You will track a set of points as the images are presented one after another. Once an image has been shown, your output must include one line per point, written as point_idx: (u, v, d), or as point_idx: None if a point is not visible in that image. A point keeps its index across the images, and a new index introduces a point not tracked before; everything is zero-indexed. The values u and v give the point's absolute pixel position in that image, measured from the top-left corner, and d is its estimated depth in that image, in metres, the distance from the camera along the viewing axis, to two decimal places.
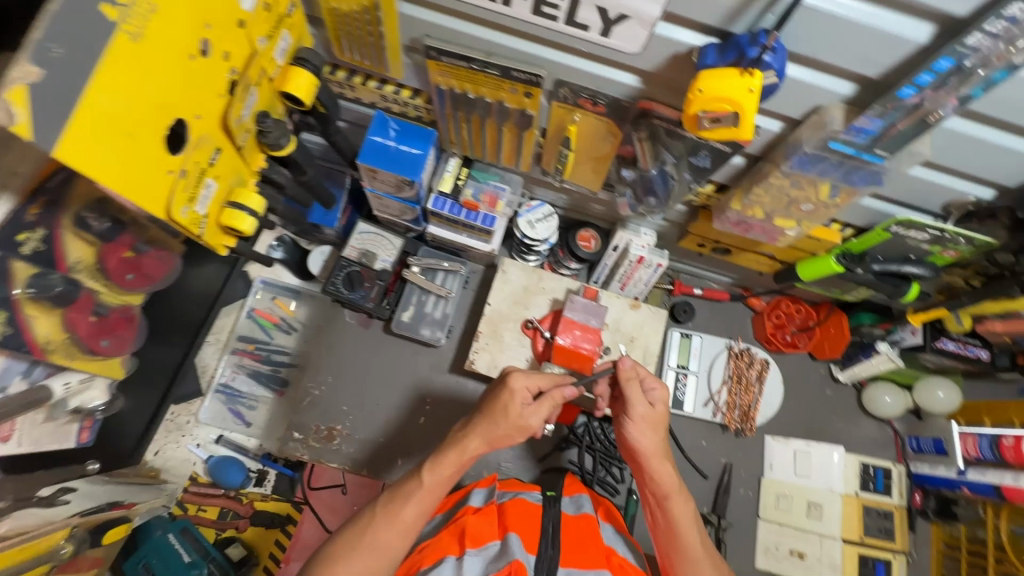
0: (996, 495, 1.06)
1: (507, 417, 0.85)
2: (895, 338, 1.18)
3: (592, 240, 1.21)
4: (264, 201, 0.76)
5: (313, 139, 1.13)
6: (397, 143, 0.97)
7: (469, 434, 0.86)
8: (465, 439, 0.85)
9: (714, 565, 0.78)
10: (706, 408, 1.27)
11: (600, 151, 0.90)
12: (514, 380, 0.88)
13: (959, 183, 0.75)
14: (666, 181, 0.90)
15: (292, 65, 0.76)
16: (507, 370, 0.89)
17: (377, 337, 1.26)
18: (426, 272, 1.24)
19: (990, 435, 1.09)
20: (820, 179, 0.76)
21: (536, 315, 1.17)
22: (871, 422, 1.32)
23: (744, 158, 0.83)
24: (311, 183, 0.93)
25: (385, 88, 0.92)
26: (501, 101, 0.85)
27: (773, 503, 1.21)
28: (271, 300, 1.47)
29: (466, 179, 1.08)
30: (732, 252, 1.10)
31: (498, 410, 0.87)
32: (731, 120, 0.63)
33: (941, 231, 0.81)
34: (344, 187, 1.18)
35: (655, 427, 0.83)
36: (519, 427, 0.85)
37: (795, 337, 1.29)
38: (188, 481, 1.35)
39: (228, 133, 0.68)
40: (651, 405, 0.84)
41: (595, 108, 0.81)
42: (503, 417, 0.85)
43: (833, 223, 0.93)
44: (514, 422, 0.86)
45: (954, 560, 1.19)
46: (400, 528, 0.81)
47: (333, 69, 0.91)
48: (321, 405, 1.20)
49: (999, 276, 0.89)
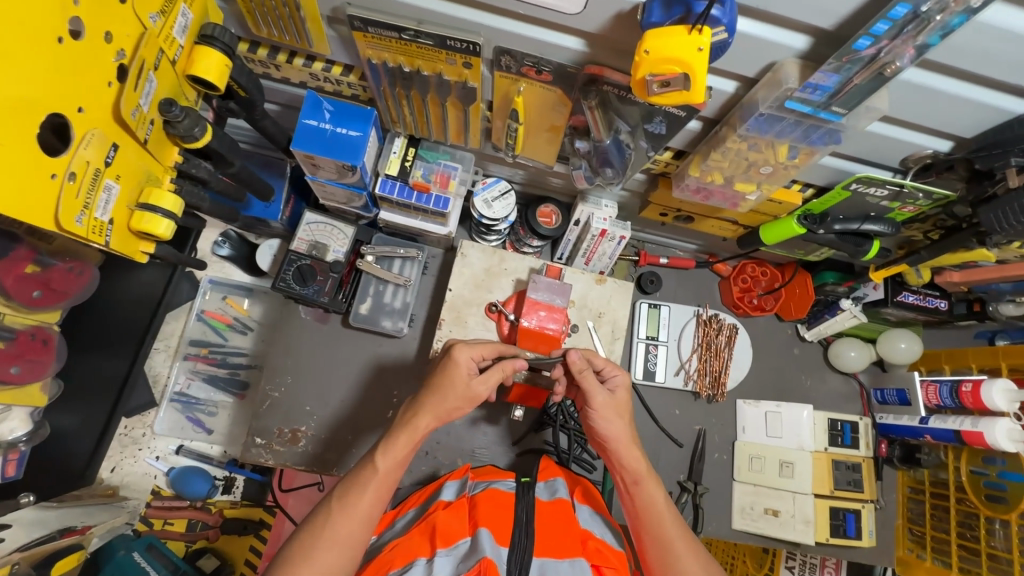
0: (957, 440, 1.09)
1: (455, 388, 0.86)
2: (858, 294, 1.19)
3: (553, 215, 1.16)
4: (181, 200, 0.70)
5: (242, 126, 1.04)
6: (333, 125, 0.89)
7: (417, 414, 0.86)
8: (413, 418, 0.86)
9: (687, 541, 0.83)
10: (677, 377, 1.27)
11: (551, 122, 0.85)
12: (458, 352, 0.87)
13: (917, 137, 0.73)
14: (621, 151, 0.86)
15: (199, 44, 0.68)
16: (453, 345, 0.89)
17: (336, 332, 1.20)
18: (382, 260, 1.18)
19: (949, 383, 1.13)
20: (778, 140, 0.73)
21: (499, 297, 1.12)
22: (838, 377, 1.34)
23: (700, 122, 0.79)
24: (242, 175, 0.85)
25: (313, 65, 0.84)
26: (439, 73, 0.79)
27: (747, 465, 1.22)
28: (221, 300, 1.40)
29: (414, 160, 1.01)
30: (695, 219, 1.07)
31: (444, 382, 0.87)
32: (682, 83, 0.58)
33: (900, 186, 0.78)
34: (285, 176, 1.09)
35: (620, 415, 0.88)
36: (466, 396, 0.86)
37: (762, 300, 1.28)
38: (151, 495, 1.30)
39: (126, 127, 0.62)
40: (613, 395, 0.89)
41: (540, 77, 0.75)
42: (451, 390, 0.86)
43: (794, 184, 0.91)
44: (463, 394, 0.86)
45: (919, 503, 1.24)
46: (359, 519, 0.80)
47: (252, 47, 0.83)
48: (282, 406, 1.15)
49: (957, 228, 0.89)
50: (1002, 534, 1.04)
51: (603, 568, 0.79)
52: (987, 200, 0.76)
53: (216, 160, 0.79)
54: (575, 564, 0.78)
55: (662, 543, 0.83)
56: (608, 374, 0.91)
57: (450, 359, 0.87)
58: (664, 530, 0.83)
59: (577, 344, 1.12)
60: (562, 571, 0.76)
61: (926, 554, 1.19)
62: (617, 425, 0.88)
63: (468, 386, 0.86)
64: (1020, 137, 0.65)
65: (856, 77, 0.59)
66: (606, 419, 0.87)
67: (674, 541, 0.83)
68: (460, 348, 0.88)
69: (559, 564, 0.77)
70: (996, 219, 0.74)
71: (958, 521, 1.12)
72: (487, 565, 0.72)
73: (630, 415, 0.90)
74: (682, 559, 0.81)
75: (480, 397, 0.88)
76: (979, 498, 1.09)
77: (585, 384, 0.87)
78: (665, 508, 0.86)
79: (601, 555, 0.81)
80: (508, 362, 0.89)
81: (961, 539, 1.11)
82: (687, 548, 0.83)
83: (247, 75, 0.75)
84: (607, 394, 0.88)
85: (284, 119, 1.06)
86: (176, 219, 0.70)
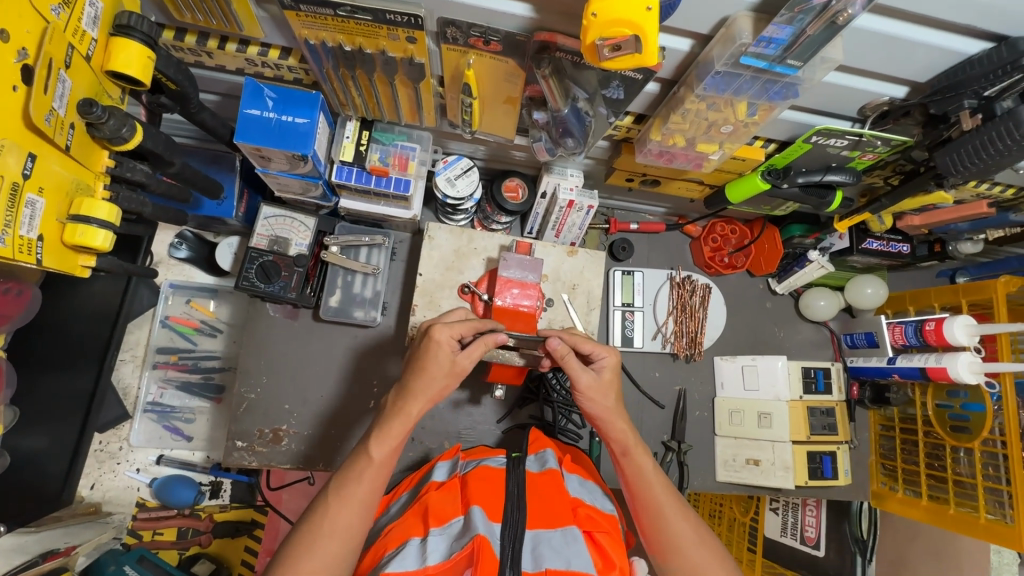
0: (922, 377, 1.13)
1: (441, 368, 0.84)
2: (824, 245, 1.21)
3: (520, 189, 1.14)
4: (117, 208, 0.66)
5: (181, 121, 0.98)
6: (277, 113, 0.85)
7: (410, 400, 0.84)
8: (406, 406, 0.84)
9: (681, 512, 0.85)
10: (655, 341, 1.28)
11: (507, 94, 0.81)
12: (438, 333, 0.84)
13: (873, 84, 0.72)
14: (581, 119, 0.83)
15: (115, 35, 0.63)
16: (431, 326, 0.85)
17: (308, 327, 1.17)
18: (347, 250, 1.14)
19: (915, 323, 1.17)
20: (736, 98, 0.72)
21: (471, 278, 1.11)
22: (810, 326, 1.37)
23: (658, 84, 0.78)
24: (185, 173, 0.80)
25: (248, 50, 0.78)
26: (383, 50, 0.75)
27: (727, 419, 1.25)
28: (185, 304, 1.35)
29: (368, 143, 0.97)
30: (662, 182, 1.06)
31: (429, 364, 0.84)
32: (634, 46, 0.56)
33: (859, 135, 0.78)
34: (236, 170, 1.04)
35: (607, 393, 0.89)
36: (452, 373, 0.85)
37: (733, 258, 1.29)
38: (136, 508, 1.28)
39: (40, 134, 0.57)
40: (599, 375, 0.89)
41: (488, 48, 0.71)
42: (439, 374, 0.84)
43: (756, 140, 0.90)
44: (449, 372, 0.85)
45: (889, 439, 1.30)
46: (357, 508, 0.79)
47: (179, 34, 0.77)
48: (260, 407, 1.12)
49: (914, 173, 0.89)
50: (966, 461, 1.10)
51: (597, 534, 0.80)
52: (944, 143, 0.77)
53: (154, 161, 0.75)
54: (568, 532, 0.78)
55: (653, 511, 0.85)
56: (594, 356, 0.90)
57: (430, 341, 0.84)
58: (654, 499, 0.86)
59: (553, 318, 1.12)
60: (554, 542, 0.76)
61: (898, 486, 1.25)
62: (603, 402, 0.89)
63: (453, 365, 0.85)
64: (973, 78, 0.65)
65: (809, 28, 0.58)
66: (592, 398, 0.88)
67: (664, 507, 0.85)
68: (439, 331, 0.84)
69: (552, 534, 0.78)
70: (952, 162, 0.74)
71: (926, 452, 1.19)
72: (481, 545, 0.72)
73: (618, 391, 0.91)
74: (672, 524, 0.84)
75: (465, 369, 0.87)
76: (945, 429, 1.12)
77: (570, 365, 0.88)
78: (655, 476, 0.88)
79: (592, 521, 0.82)
80: (489, 336, 0.88)
81: (929, 469, 1.17)
82: (677, 513, 0.85)
83: (175, 67, 0.69)
84: (591, 374, 0.89)
85: (225, 109, 1.00)
86: (114, 229, 0.66)
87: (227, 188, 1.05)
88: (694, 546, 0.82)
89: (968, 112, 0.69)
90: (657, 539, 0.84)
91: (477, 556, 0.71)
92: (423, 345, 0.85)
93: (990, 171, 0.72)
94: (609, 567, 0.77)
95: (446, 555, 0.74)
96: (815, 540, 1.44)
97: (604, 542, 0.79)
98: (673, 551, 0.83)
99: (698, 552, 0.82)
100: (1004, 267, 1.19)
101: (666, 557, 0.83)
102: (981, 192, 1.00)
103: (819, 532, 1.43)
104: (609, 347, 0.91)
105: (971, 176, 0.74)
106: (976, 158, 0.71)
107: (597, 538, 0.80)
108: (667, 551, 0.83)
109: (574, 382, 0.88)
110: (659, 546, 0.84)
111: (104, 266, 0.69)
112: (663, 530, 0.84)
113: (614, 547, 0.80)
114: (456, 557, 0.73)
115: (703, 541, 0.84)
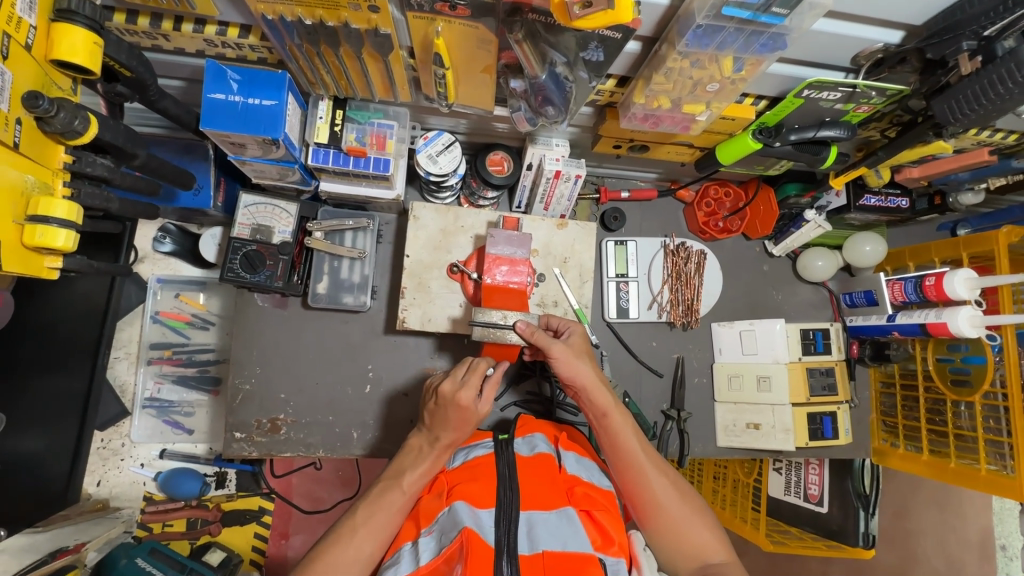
0: (923, 333, 1.11)
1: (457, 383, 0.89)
2: (821, 203, 1.18)
3: (504, 162, 1.09)
4: (77, 206, 0.64)
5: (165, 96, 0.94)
6: (243, 96, 0.81)
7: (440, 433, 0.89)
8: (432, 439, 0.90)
9: (659, 470, 0.86)
10: (651, 311, 1.26)
11: (482, 63, 0.77)
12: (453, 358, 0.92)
13: (865, 31, 0.68)
14: (561, 85, 0.79)
15: (57, 21, 0.60)
16: (452, 393, 0.86)
17: (298, 315, 1.15)
18: (332, 235, 1.11)
19: (914, 279, 1.14)
20: (720, 53, 0.68)
21: (459, 257, 1.08)
22: (808, 287, 1.35)
23: (639, 43, 0.73)
24: (151, 164, 0.79)
25: (205, 30, 0.74)
26: (345, 22, 0.70)
27: (726, 385, 1.25)
28: (175, 298, 1.33)
29: (343, 123, 0.93)
30: (651, 147, 1.02)
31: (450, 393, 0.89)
32: (605, 2, 0.53)
33: (853, 87, 0.74)
34: (209, 159, 1.02)
35: (583, 358, 0.90)
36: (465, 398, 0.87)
37: (727, 222, 1.26)
38: (144, 501, 1.31)
39: None
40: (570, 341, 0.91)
41: (455, 13, 0.67)
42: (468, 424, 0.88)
43: (745, 98, 0.86)
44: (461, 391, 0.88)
45: (890, 395, 1.30)
46: (380, 538, 0.83)
47: (131, 17, 0.72)
48: (256, 398, 1.12)
49: (911, 124, 0.85)
50: (967, 415, 1.09)
51: (594, 512, 0.80)
52: (941, 90, 0.73)
53: (117, 154, 0.72)
54: (564, 514, 0.78)
55: (634, 471, 0.86)
56: (566, 330, 0.95)
57: (453, 406, 0.86)
58: (635, 459, 0.86)
59: (546, 293, 1.10)
60: (551, 522, 0.77)
61: (899, 442, 1.25)
62: (579, 366, 0.89)
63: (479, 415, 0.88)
64: (971, 18, 0.61)
65: None
66: (573, 362, 0.89)
67: (644, 466, 0.86)
68: (444, 385, 0.88)
69: (547, 516, 0.78)
70: (950, 109, 0.71)
71: (927, 408, 1.18)
72: (470, 538, 0.72)
73: (592, 360, 0.92)
74: (654, 483, 0.85)
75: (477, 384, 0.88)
76: (946, 383, 1.12)
77: (540, 341, 0.88)
78: (633, 437, 0.88)
79: (589, 500, 0.82)
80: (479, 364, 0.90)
81: (930, 424, 1.17)
82: (657, 472, 0.86)
83: (128, 52, 0.65)
84: (563, 342, 0.90)
85: (191, 95, 0.96)
86: (76, 227, 0.65)
87: (202, 179, 1.03)
88: (676, 504, 0.84)
89: (967, 55, 0.65)
90: (639, 497, 0.85)
91: (467, 550, 0.71)
92: (442, 408, 0.88)
93: (990, 118, 0.69)
94: (608, 543, 0.77)
95: (436, 552, 0.74)
96: (818, 497, 1.40)
97: (603, 520, 0.79)
98: (655, 510, 0.84)
99: (677, 507, 0.84)
100: (1007, 217, 1.16)
101: (646, 514, 0.85)
102: (982, 140, 0.96)
103: (823, 489, 1.39)
104: (573, 324, 0.95)
105: (969, 123, 0.71)
106: (975, 105, 0.68)
107: (596, 516, 0.79)
108: (647, 508, 0.85)
109: (546, 349, 0.89)
110: (643, 507, 0.85)
111: (72, 266, 0.68)
112: (645, 491, 0.85)
113: (613, 524, 0.80)
114: (445, 552, 0.73)
115: (681, 497, 0.86)
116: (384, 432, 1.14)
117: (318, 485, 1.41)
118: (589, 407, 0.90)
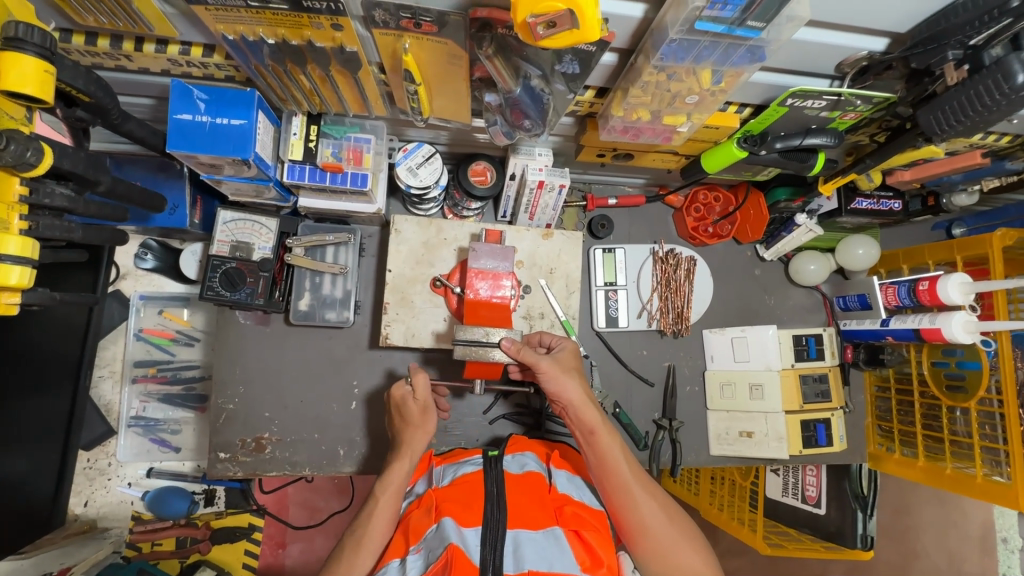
0: (916, 339, 1.09)
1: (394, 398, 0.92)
2: (812, 207, 1.16)
3: (487, 173, 1.07)
4: (32, 240, 0.63)
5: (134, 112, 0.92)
6: (211, 116, 0.79)
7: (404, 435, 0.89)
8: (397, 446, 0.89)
9: (648, 491, 0.85)
10: (641, 319, 1.24)
11: (455, 77, 0.75)
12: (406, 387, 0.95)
13: (848, 39, 0.65)
14: (537, 97, 0.77)
15: (4, 48, 0.57)
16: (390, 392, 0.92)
17: (280, 332, 1.13)
18: (313, 251, 1.09)
19: (908, 283, 1.12)
20: (698, 65, 0.66)
21: (443, 271, 1.06)
22: (801, 290, 1.33)
23: (615, 54, 0.71)
24: (117, 188, 0.77)
25: (167, 50, 0.72)
26: (309, 41, 0.68)
27: (718, 393, 1.23)
28: (158, 315, 1.32)
29: (318, 139, 0.91)
30: (635, 156, 0.99)
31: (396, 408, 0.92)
32: (570, 22, 0.51)
33: (838, 95, 0.72)
34: (183, 178, 1.00)
35: (571, 375, 0.88)
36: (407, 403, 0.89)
37: (717, 227, 1.23)
38: (132, 521, 1.30)
39: None
40: (558, 358, 0.89)
41: (422, 30, 0.65)
42: (413, 420, 0.89)
43: (729, 106, 0.84)
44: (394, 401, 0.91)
45: (886, 399, 1.28)
46: (369, 549, 0.82)
47: (90, 38, 0.70)
48: (239, 418, 1.10)
49: (900, 129, 0.83)
50: (962, 421, 1.07)
51: (583, 532, 0.78)
52: (927, 98, 0.70)
53: (78, 181, 0.70)
54: (551, 535, 0.77)
55: (623, 492, 0.84)
56: (555, 345, 0.94)
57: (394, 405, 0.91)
58: (624, 480, 0.84)
59: (532, 305, 1.09)
60: (537, 543, 0.75)
61: (894, 447, 1.23)
62: (567, 384, 0.87)
63: (422, 411, 0.89)
64: (956, 27, 0.59)
65: None
66: (561, 378, 0.87)
67: (633, 487, 0.84)
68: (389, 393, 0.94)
69: (533, 535, 0.76)
70: (936, 121, 0.68)
71: (923, 413, 1.16)
72: (455, 554, 0.70)
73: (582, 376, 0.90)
74: (643, 505, 0.83)
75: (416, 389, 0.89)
76: (941, 389, 1.10)
77: (527, 357, 0.86)
78: (622, 457, 0.86)
79: (578, 519, 0.80)
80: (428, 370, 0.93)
81: (926, 429, 1.15)
82: (646, 494, 0.84)
83: (85, 78, 0.64)
84: (551, 358, 0.87)
85: (161, 113, 0.93)
86: (31, 262, 0.63)
87: (177, 197, 1.01)
88: (665, 527, 0.83)
89: (952, 64, 0.63)
90: (628, 519, 0.84)
91: (452, 567, 0.69)
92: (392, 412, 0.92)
93: (978, 128, 0.67)
94: (597, 565, 0.76)
95: (426, 569, 0.73)
96: (816, 499, 1.38)
97: (592, 540, 0.77)
98: (644, 532, 0.83)
99: (666, 530, 0.83)
100: (1003, 218, 1.17)
101: (634, 535, 0.83)
102: (975, 142, 0.93)
103: (820, 490, 1.37)
104: (562, 339, 0.94)
105: (957, 134, 0.68)
106: (961, 116, 0.65)
107: (585, 536, 0.77)
108: (636, 530, 0.83)
109: (534, 366, 0.86)
110: (631, 528, 0.84)
111: (32, 300, 0.66)
112: (634, 512, 0.83)
113: (602, 545, 0.78)
114: (433, 568, 0.71)
115: (670, 518, 0.84)
116: (371, 449, 1.12)
117: (314, 494, 1.42)
118: (577, 424, 0.88)
